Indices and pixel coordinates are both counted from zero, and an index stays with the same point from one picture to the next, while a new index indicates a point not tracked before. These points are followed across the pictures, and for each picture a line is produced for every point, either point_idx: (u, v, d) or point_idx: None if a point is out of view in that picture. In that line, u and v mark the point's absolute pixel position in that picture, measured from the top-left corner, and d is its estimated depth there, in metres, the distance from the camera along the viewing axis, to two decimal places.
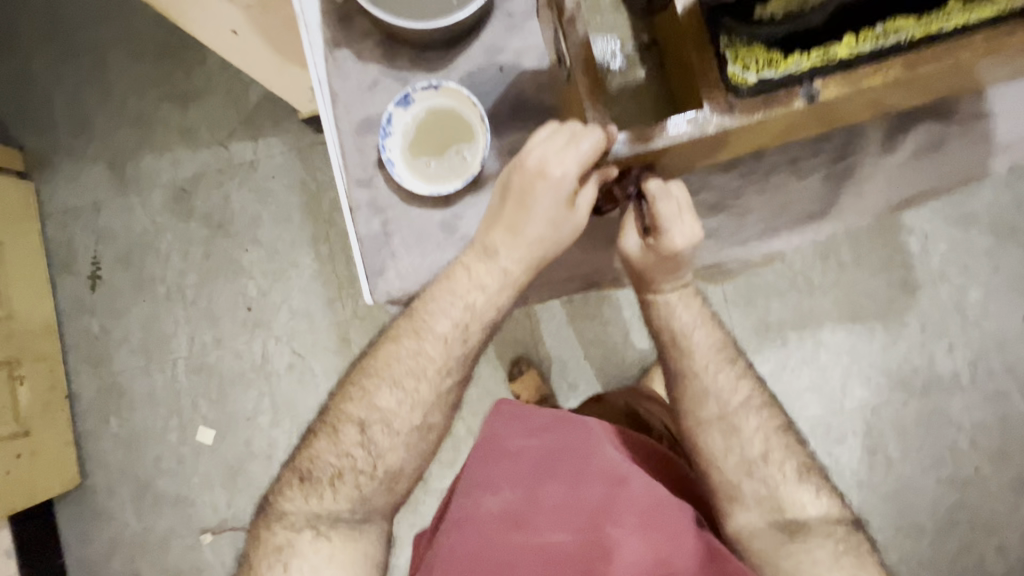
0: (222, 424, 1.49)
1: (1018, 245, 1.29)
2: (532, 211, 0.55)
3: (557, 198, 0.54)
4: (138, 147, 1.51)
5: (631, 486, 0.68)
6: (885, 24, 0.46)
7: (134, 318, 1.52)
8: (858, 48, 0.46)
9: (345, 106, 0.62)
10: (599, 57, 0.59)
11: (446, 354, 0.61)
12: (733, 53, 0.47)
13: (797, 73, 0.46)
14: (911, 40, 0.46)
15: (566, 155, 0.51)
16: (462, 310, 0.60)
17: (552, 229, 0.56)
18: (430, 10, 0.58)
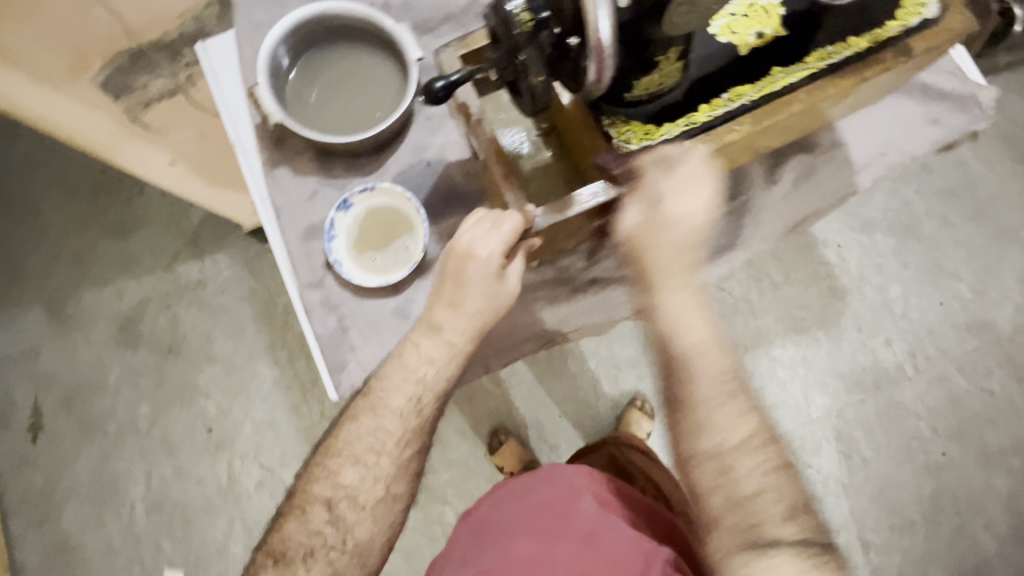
0: (192, 563, 1.38)
1: (917, 241, 1.44)
2: (468, 290, 0.58)
3: (486, 272, 0.58)
4: (77, 286, 1.49)
5: (600, 537, 0.69)
6: (729, 92, 0.56)
7: (83, 464, 1.42)
8: (712, 112, 0.56)
9: (289, 217, 0.66)
10: (509, 147, 0.67)
11: (404, 426, 0.62)
12: (615, 128, 0.56)
13: (670, 137, 0.55)
14: (753, 101, 0.55)
15: (489, 237, 0.57)
16: (414, 384, 0.62)
17: (487, 300, 0.59)
18: (357, 125, 0.66)
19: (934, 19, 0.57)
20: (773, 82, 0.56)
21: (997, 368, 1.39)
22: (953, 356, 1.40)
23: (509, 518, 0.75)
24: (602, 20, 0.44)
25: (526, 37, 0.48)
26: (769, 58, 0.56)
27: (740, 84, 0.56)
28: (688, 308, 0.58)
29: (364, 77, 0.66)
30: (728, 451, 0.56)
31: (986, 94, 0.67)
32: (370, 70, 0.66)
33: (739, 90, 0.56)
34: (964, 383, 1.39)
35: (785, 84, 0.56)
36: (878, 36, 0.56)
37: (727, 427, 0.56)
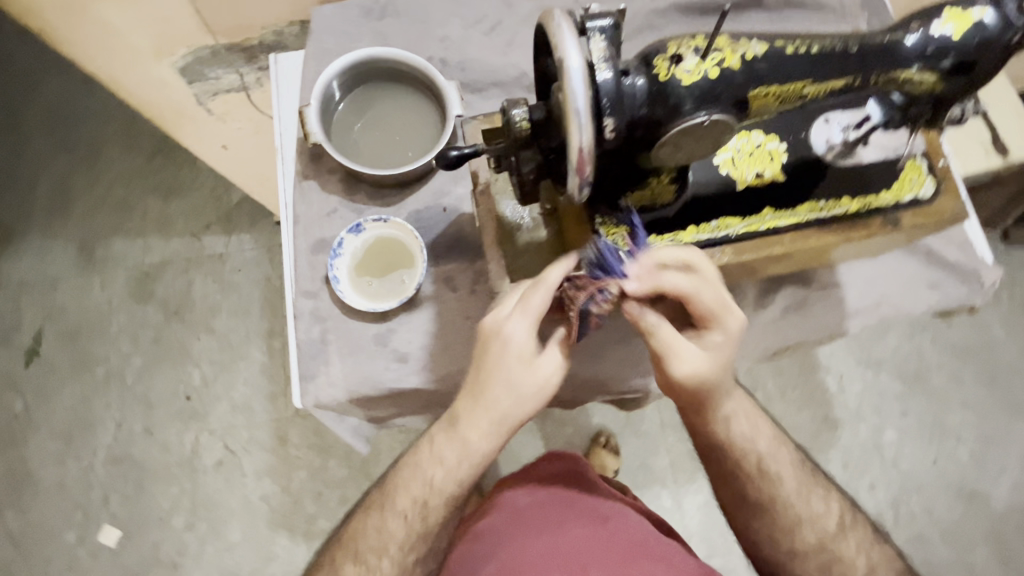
0: (132, 524, 1.39)
1: (923, 391, 1.41)
2: (493, 381, 0.56)
3: (516, 357, 0.55)
4: (112, 232, 1.57)
5: (615, 522, 0.74)
6: (718, 220, 0.60)
7: (63, 399, 1.47)
8: (698, 235, 0.60)
9: (305, 227, 0.71)
10: (509, 216, 0.64)
11: (408, 528, 0.64)
12: (605, 228, 0.59)
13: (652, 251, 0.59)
14: (737, 234, 0.60)
15: (518, 318, 0.55)
16: (422, 486, 0.63)
17: (515, 393, 0.56)
18: (389, 160, 0.70)
19: (927, 199, 0.62)
20: (760, 221, 0.60)
21: (983, 544, 1.33)
22: (938, 520, 1.34)
23: (517, 512, 0.76)
24: (579, 144, 0.44)
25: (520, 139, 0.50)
26: (764, 198, 0.61)
27: (729, 215, 0.61)
28: (756, 424, 0.66)
29: (407, 119, 0.71)
30: (818, 530, 0.67)
31: (987, 272, 0.68)
32: (413, 112, 0.72)
33: (728, 221, 0.60)
34: (943, 551, 1.32)
35: (771, 227, 0.60)
36: (868, 203, 0.61)
37: (824, 524, 0.68)
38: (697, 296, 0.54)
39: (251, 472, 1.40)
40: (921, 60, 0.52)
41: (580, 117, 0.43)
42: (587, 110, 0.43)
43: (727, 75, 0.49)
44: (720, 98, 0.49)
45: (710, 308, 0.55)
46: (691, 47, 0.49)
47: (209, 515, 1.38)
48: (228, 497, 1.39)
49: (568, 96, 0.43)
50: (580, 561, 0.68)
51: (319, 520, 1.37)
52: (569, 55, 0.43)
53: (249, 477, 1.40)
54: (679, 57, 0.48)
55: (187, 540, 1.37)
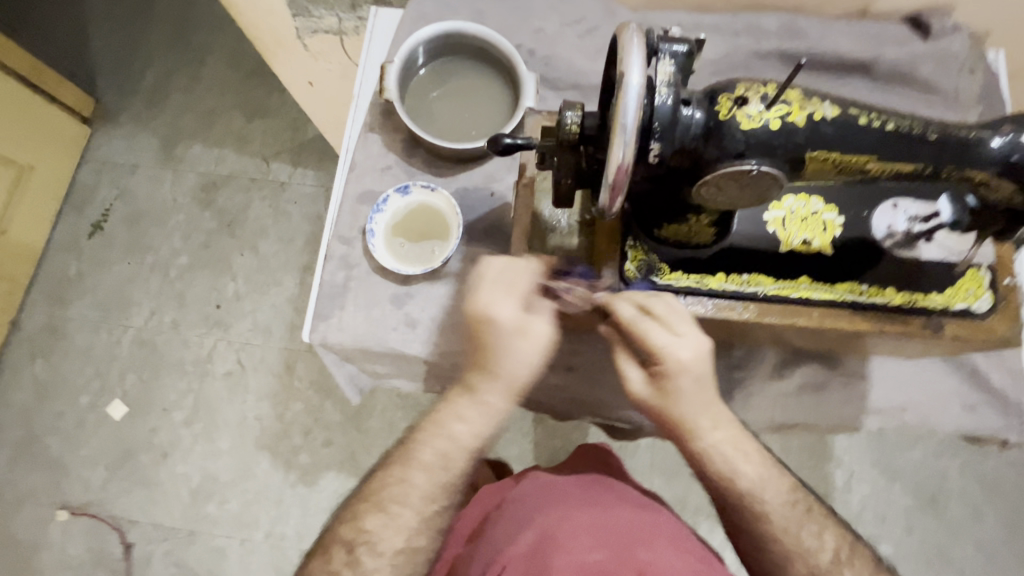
0: (138, 405, 1.48)
1: (935, 515, 1.32)
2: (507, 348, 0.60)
3: (514, 331, 0.59)
4: (193, 135, 1.67)
5: (654, 510, 0.78)
6: (750, 275, 0.59)
7: (111, 275, 1.58)
8: (724, 284, 0.59)
9: (358, 176, 0.73)
10: (549, 215, 0.68)
11: (433, 473, 0.64)
12: (634, 252, 0.60)
13: (674, 286, 0.59)
14: (765, 294, 0.58)
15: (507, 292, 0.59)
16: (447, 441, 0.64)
17: (529, 361, 0.60)
18: (451, 135, 0.72)
19: (979, 315, 0.58)
20: (794, 287, 0.59)
21: None
22: None
23: (554, 489, 0.79)
24: (617, 159, 0.44)
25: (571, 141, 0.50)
26: (804, 265, 0.59)
27: (763, 273, 0.59)
28: (746, 455, 0.62)
29: (481, 98, 0.72)
30: (812, 567, 0.62)
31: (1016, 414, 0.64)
32: (489, 92, 0.73)
33: (759, 278, 0.59)
34: None
35: (804, 296, 0.58)
36: (915, 300, 0.58)
37: (820, 558, 0.62)
38: (648, 333, 0.56)
39: (253, 390, 1.47)
40: (997, 163, 0.50)
41: (625, 133, 0.43)
42: (634, 127, 0.43)
43: (789, 129, 0.48)
44: (776, 150, 0.48)
45: (659, 348, 0.56)
46: (760, 91, 0.48)
47: (206, 418, 1.46)
48: (227, 407, 1.46)
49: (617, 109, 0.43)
50: (627, 537, 0.71)
51: (301, 454, 1.42)
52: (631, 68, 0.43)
53: (251, 394, 1.47)
54: (745, 98, 0.48)
55: (181, 435, 1.46)
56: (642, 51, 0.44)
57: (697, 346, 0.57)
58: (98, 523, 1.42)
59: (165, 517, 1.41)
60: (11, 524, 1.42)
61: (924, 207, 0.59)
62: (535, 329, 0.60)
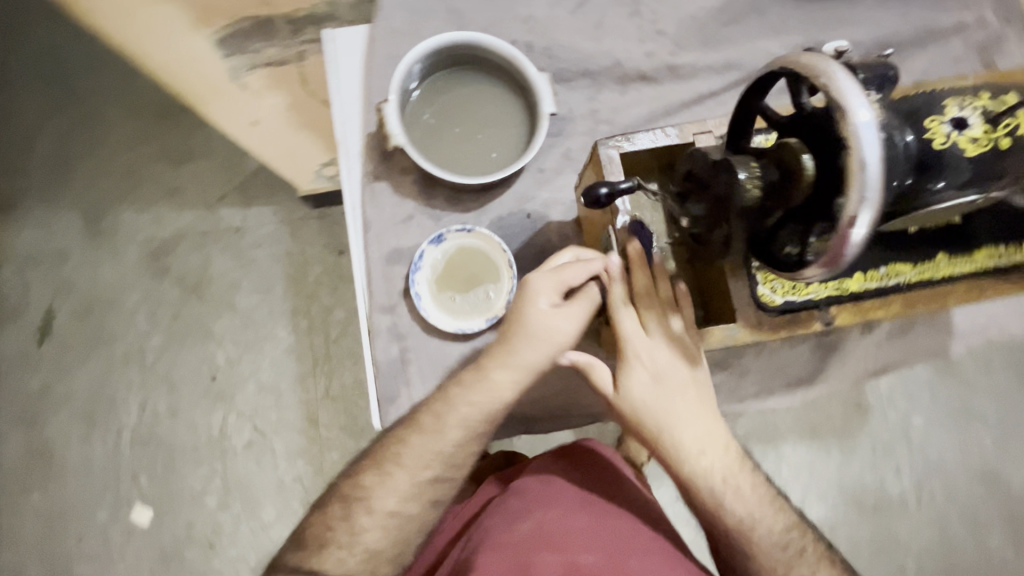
0: (163, 503, 1.38)
1: (955, 378, 1.42)
2: (526, 321, 0.60)
3: (543, 311, 0.60)
4: (119, 202, 1.48)
5: (658, 530, 0.75)
6: (888, 268, 0.62)
7: (81, 379, 1.42)
8: (866, 284, 0.61)
9: (376, 236, 0.66)
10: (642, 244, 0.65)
11: (428, 444, 0.62)
12: (763, 275, 0.61)
13: (815, 300, 0.61)
14: (907, 282, 0.62)
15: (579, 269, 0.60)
16: (433, 436, 0.62)
17: (539, 347, 0.60)
18: (470, 165, 0.64)
19: None
20: (933, 269, 0.62)
21: (998, 527, 1.37)
22: (959, 502, 1.38)
23: (556, 486, 0.77)
24: (864, 204, 0.43)
25: (744, 200, 0.51)
26: (935, 245, 0.62)
27: (900, 263, 0.62)
28: (736, 490, 0.64)
29: (489, 114, 0.65)
30: None
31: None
32: (497, 104, 0.65)
33: (897, 268, 0.62)
34: (961, 531, 1.38)
35: (944, 274, 0.62)
36: None
37: None
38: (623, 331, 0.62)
39: (283, 453, 1.39)
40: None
41: (867, 177, 0.43)
42: (881, 170, 0.43)
43: (994, 143, 0.52)
44: (982, 168, 0.52)
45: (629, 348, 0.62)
46: (959, 107, 0.52)
47: (242, 495, 1.38)
48: (261, 477, 1.38)
49: (853, 151, 0.43)
50: (620, 546, 0.69)
51: None
52: (854, 104, 0.43)
53: (281, 458, 1.39)
54: (956, 121, 0.51)
55: (222, 519, 1.37)
56: (856, 85, 0.44)
57: (666, 353, 0.63)
58: None
59: None
60: None
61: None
62: (569, 318, 0.60)
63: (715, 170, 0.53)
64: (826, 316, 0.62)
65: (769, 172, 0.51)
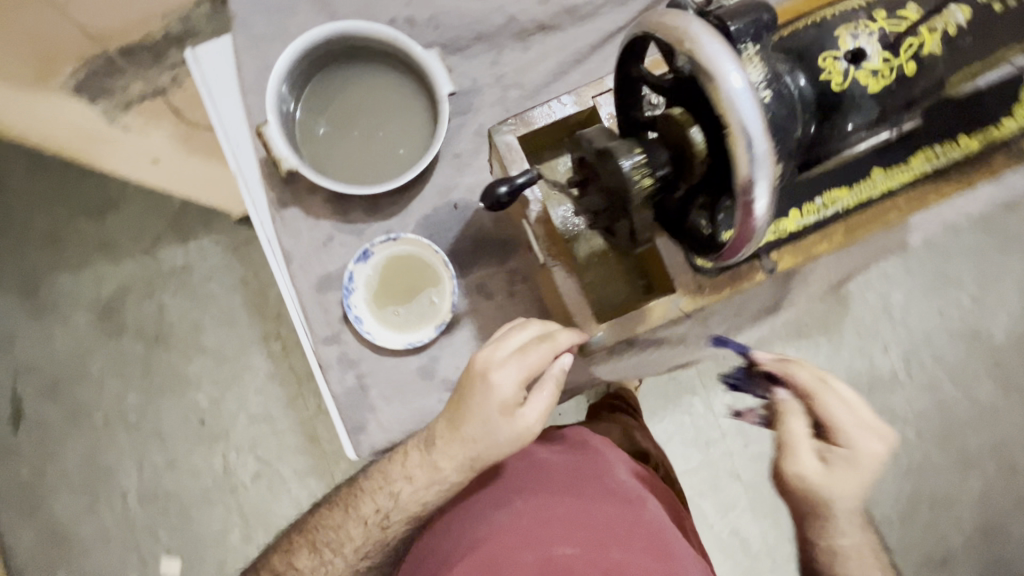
0: (189, 551, 1.39)
1: (927, 248, 1.43)
2: (472, 413, 0.62)
3: (499, 411, 0.61)
4: (51, 268, 1.40)
5: (641, 508, 0.73)
6: (824, 198, 0.65)
7: (71, 455, 1.39)
8: (805, 219, 0.65)
9: (301, 267, 0.72)
10: (561, 224, 0.68)
11: (367, 535, 0.71)
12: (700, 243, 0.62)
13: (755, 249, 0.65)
14: (845, 207, 0.66)
15: (533, 348, 0.62)
16: (373, 519, 0.70)
17: (498, 448, 0.62)
18: (372, 172, 0.66)
19: None
20: (871, 187, 0.66)
21: (986, 379, 1.43)
22: (946, 364, 1.43)
23: (540, 473, 0.76)
24: (760, 172, 0.46)
25: (637, 188, 0.53)
26: (873, 161, 0.66)
27: (835, 189, 0.66)
28: (847, 473, 0.63)
29: (380, 107, 0.67)
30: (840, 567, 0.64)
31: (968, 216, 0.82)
32: (383, 88, 0.67)
33: (833, 195, 0.66)
34: (954, 391, 1.42)
35: (882, 189, 0.66)
36: (984, 138, 0.68)
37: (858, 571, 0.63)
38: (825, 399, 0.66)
39: (291, 476, 1.38)
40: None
41: (758, 162, 0.45)
42: (764, 143, 0.45)
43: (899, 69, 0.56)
44: (886, 100, 0.57)
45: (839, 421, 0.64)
46: (856, 33, 0.56)
47: (263, 524, 1.38)
48: (277, 504, 1.38)
49: (731, 118, 0.45)
50: (600, 532, 0.68)
51: None
52: (726, 69, 0.44)
53: (292, 482, 1.38)
54: (849, 54, 0.56)
55: (250, 551, 1.38)
56: (724, 46, 0.45)
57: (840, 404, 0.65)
58: None
59: None
60: None
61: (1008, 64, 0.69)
62: (531, 416, 0.62)
63: (608, 157, 0.54)
64: (769, 263, 0.65)
65: (657, 156, 0.54)
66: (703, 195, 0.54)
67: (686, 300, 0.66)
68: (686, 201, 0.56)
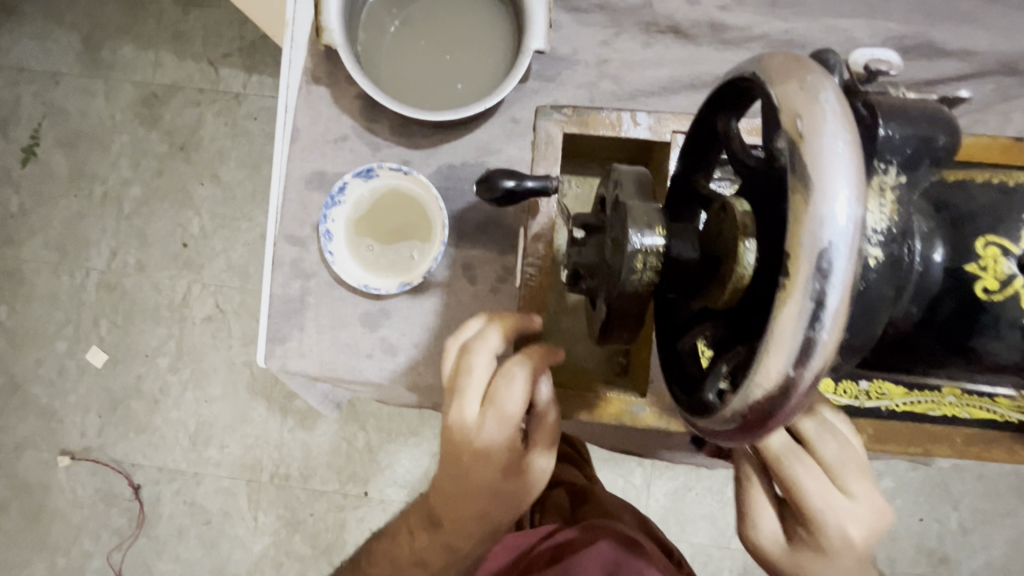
0: (118, 352, 1.40)
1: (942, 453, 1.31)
2: (470, 484, 0.57)
3: (505, 473, 0.56)
4: (120, 33, 1.37)
5: None
6: (871, 386, 0.65)
7: (59, 211, 1.39)
8: (839, 395, 0.65)
9: (304, 151, 0.68)
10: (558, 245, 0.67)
11: None
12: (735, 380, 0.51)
13: None
14: (891, 408, 0.65)
15: (513, 399, 0.54)
16: None
17: (505, 501, 0.58)
18: (413, 93, 0.63)
19: None
20: (932, 404, 0.65)
21: None
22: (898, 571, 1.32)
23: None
24: (819, 343, 0.35)
25: (634, 278, 0.49)
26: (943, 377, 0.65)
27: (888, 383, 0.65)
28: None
29: (455, 34, 0.64)
30: None
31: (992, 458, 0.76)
32: (468, 17, 0.65)
33: (883, 388, 0.65)
34: None
35: (943, 412, 0.65)
36: None
37: None
38: (792, 468, 0.50)
39: (238, 335, 1.37)
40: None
41: (804, 327, 0.35)
42: (834, 300, 0.34)
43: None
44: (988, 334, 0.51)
45: (810, 504, 0.50)
46: None
47: (193, 364, 1.38)
48: (213, 353, 1.38)
49: (808, 246, 0.34)
50: None
51: (297, 400, 1.37)
52: (835, 184, 0.34)
53: (236, 341, 1.38)
54: (1020, 258, 0.51)
55: (169, 382, 1.39)
56: (851, 156, 0.35)
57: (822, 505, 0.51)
58: (102, 468, 1.41)
59: (168, 459, 1.39)
60: (13, 470, 1.41)
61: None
62: (540, 470, 0.58)
63: (623, 222, 0.50)
64: None
65: (690, 250, 0.49)
66: (719, 324, 0.46)
67: (648, 411, 0.62)
68: (698, 316, 0.49)
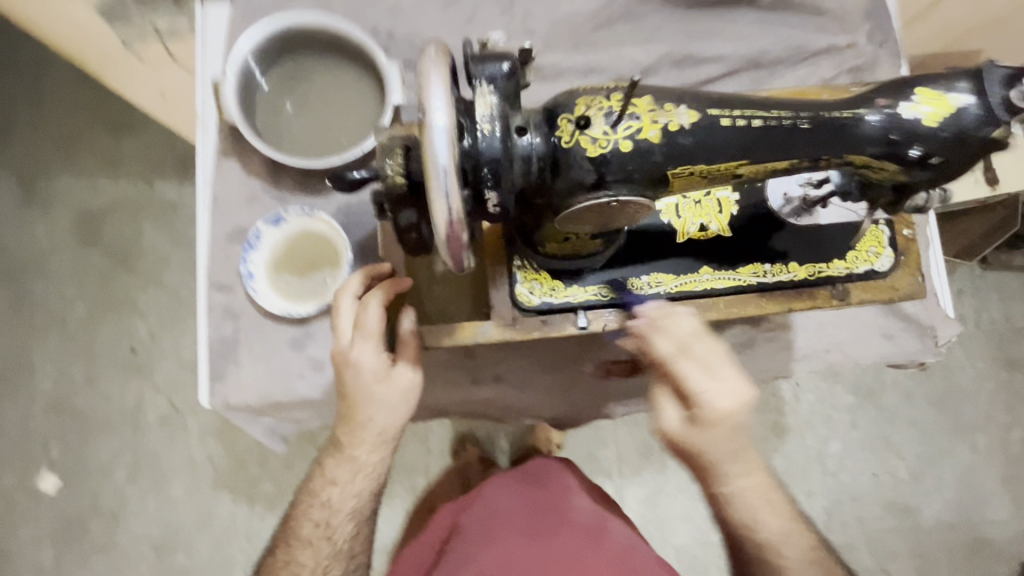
0: (71, 473, 1.37)
1: (875, 408, 1.42)
2: (355, 401, 0.63)
3: (373, 382, 0.62)
4: (54, 168, 1.47)
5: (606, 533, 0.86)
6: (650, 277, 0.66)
7: (2, 342, 1.41)
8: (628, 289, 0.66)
9: (221, 214, 0.76)
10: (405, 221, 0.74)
11: None
12: (525, 273, 0.65)
13: (573, 302, 0.65)
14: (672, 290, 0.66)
15: (369, 313, 0.62)
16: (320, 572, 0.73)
17: (390, 411, 0.64)
18: (309, 148, 0.73)
19: (883, 271, 0.68)
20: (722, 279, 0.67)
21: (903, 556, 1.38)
22: (867, 530, 1.38)
23: (504, 513, 0.89)
24: (449, 201, 0.46)
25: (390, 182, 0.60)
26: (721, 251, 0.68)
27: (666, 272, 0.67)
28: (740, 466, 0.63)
29: (342, 96, 0.73)
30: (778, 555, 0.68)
31: (862, 349, 0.78)
32: (351, 82, 0.73)
33: (661, 278, 0.66)
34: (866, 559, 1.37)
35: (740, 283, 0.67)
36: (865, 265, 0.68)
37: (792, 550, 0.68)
38: (679, 367, 0.59)
39: (194, 430, 1.38)
40: (888, 150, 0.55)
41: (440, 195, 0.46)
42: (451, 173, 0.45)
43: (639, 142, 0.52)
44: (629, 168, 0.52)
45: (695, 391, 0.59)
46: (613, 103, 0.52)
47: (150, 469, 1.37)
48: (171, 453, 1.37)
49: (430, 155, 0.45)
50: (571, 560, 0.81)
51: (262, 484, 1.36)
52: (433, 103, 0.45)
53: (193, 436, 1.38)
54: (612, 112, 0.52)
55: (127, 493, 1.36)
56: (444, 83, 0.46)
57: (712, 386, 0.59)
58: None
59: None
60: None
61: (816, 174, 0.66)
62: (403, 379, 0.63)
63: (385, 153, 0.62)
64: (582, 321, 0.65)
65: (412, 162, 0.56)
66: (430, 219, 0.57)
67: (498, 330, 0.65)
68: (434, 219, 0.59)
